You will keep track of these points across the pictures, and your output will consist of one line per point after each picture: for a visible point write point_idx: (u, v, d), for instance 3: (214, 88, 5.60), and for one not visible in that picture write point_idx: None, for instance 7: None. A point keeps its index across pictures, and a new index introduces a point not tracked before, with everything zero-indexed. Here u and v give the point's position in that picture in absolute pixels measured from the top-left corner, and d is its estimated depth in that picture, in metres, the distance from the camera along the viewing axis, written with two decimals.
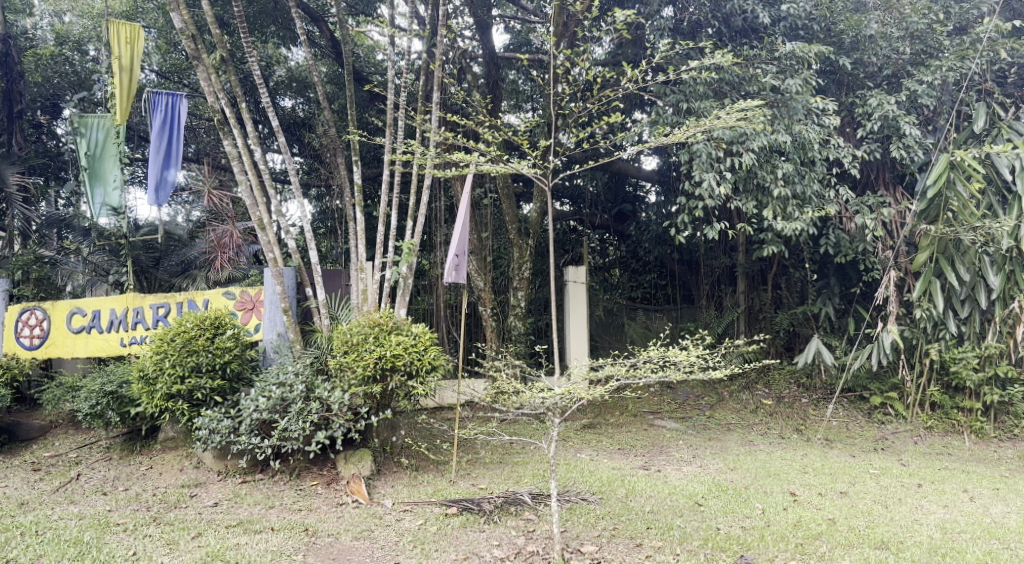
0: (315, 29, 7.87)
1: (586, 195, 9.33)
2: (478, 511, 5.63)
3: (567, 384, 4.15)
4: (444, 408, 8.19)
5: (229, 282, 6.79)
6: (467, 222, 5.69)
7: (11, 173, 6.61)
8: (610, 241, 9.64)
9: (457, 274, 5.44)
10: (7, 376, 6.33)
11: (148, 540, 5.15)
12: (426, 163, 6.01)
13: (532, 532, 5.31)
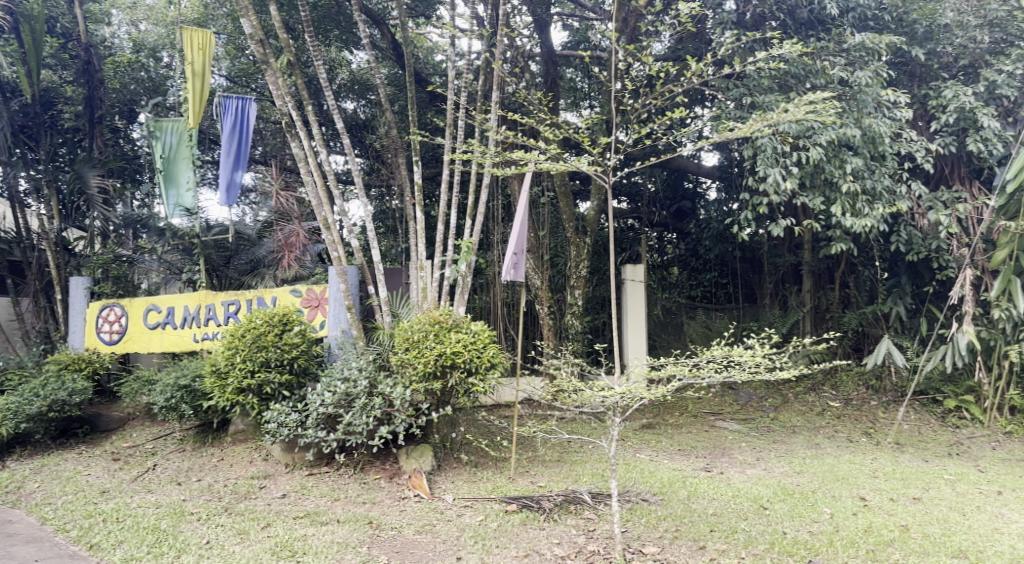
0: (376, 32, 8.03)
1: (644, 193, 9.23)
2: (538, 509, 5.64)
3: (627, 384, 4.13)
4: (502, 406, 8.22)
5: (295, 279, 6.98)
6: (526, 220, 5.73)
7: (93, 175, 6.83)
8: (668, 239, 9.48)
9: (515, 273, 5.62)
10: (88, 370, 6.77)
11: (220, 529, 5.33)
12: (487, 160, 6.03)
13: (592, 531, 5.29)
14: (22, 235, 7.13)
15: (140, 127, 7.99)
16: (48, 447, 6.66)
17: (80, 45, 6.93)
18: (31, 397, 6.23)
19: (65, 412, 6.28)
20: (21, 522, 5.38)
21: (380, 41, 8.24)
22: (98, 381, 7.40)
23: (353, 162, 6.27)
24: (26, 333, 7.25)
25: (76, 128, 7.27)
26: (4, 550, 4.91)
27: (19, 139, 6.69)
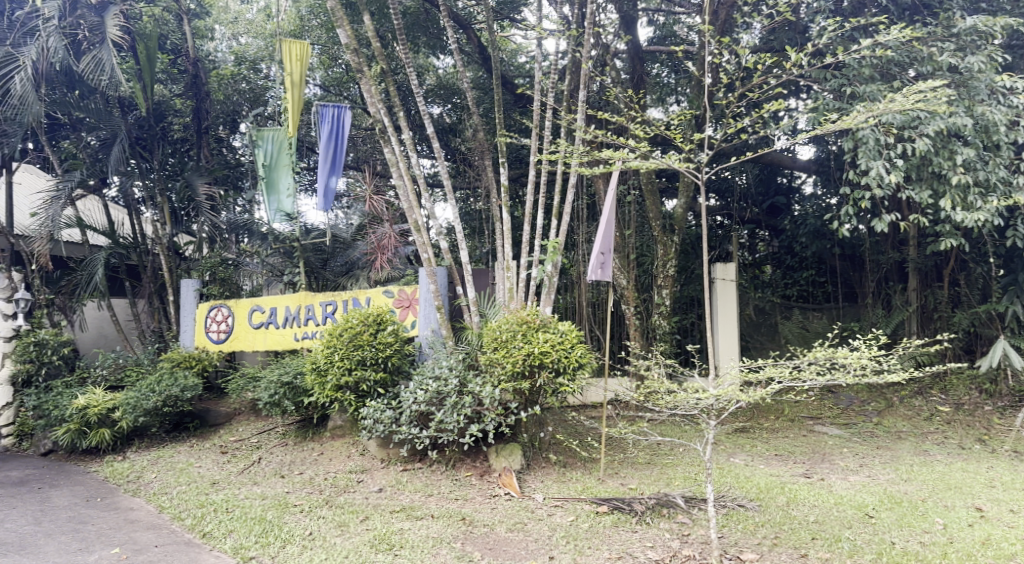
0: (463, 36, 8.17)
1: (736, 189, 9.18)
2: (629, 512, 5.57)
3: (722, 387, 4.02)
4: (589, 405, 8.20)
5: (388, 280, 7.20)
6: (613, 219, 5.69)
7: (201, 183, 7.16)
8: (760, 236, 9.52)
9: (602, 273, 5.58)
10: (198, 367, 7.14)
11: (322, 521, 5.52)
12: (575, 159, 5.96)
13: (687, 536, 5.19)
14: (138, 240, 7.50)
15: (242, 136, 8.49)
16: (163, 439, 7.04)
17: (189, 60, 7.29)
18: (148, 392, 6.59)
19: (178, 407, 6.62)
20: (142, 509, 5.73)
21: (466, 44, 8.37)
22: (208, 377, 7.83)
23: (441, 165, 6.28)
24: (143, 332, 7.74)
25: (184, 139, 7.75)
26: (127, 534, 5.24)
27: (137, 151, 6.95)
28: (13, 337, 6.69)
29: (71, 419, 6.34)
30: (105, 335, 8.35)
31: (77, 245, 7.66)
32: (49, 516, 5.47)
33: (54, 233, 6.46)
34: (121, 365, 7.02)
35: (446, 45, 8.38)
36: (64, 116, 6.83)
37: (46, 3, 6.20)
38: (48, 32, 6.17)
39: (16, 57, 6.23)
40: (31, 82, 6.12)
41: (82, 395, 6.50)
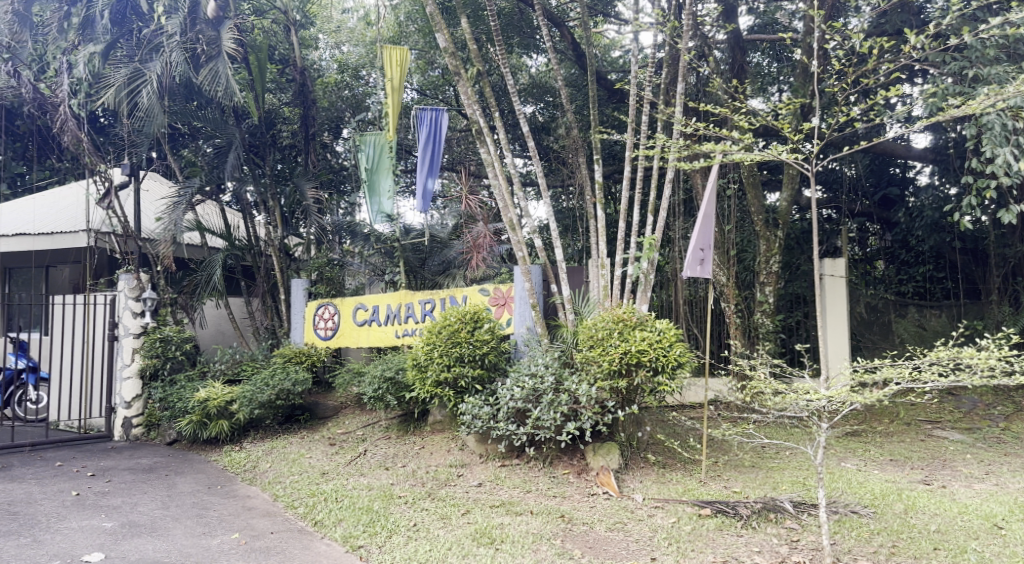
0: (557, 34, 8.28)
1: (845, 180, 8.81)
2: (734, 515, 5.41)
3: (834, 387, 3.68)
4: (688, 405, 8.05)
5: (483, 279, 7.33)
6: (713, 214, 5.52)
7: (309, 187, 7.37)
8: (872, 229, 9.13)
9: (700, 269, 5.48)
10: (308, 362, 7.45)
11: (426, 513, 5.66)
12: (671, 154, 5.83)
13: (796, 541, 4.96)
14: (252, 242, 7.92)
15: (344, 141, 8.80)
16: (277, 431, 7.40)
17: (297, 69, 7.55)
18: (262, 386, 6.91)
19: (290, 401, 6.93)
20: (259, 497, 6.05)
21: (558, 43, 8.42)
22: (317, 372, 8.18)
23: (534, 164, 6.22)
24: (256, 329, 8.15)
25: (292, 145, 8.05)
26: (246, 520, 5.54)
27: (250, 159, 7.29)
28: (141, 334, 7.07)
29: (193, 411, 6.73)
30: (223, 332, 8.73)
31: (198, 247, 8.06)
32: (176, 501, 5.84)
33: (177, 236, 6.78)
34: (238, 360, 7.40)
35: (539, 44, 8.48)
36: (183, 125, 7.24)
37: (169, 21, 6.50)
38: (170, 47, 6.45)
39: (144, 72, 6.52)
40: (157, 96, 6.43)
41: (203, 388, 6.88)
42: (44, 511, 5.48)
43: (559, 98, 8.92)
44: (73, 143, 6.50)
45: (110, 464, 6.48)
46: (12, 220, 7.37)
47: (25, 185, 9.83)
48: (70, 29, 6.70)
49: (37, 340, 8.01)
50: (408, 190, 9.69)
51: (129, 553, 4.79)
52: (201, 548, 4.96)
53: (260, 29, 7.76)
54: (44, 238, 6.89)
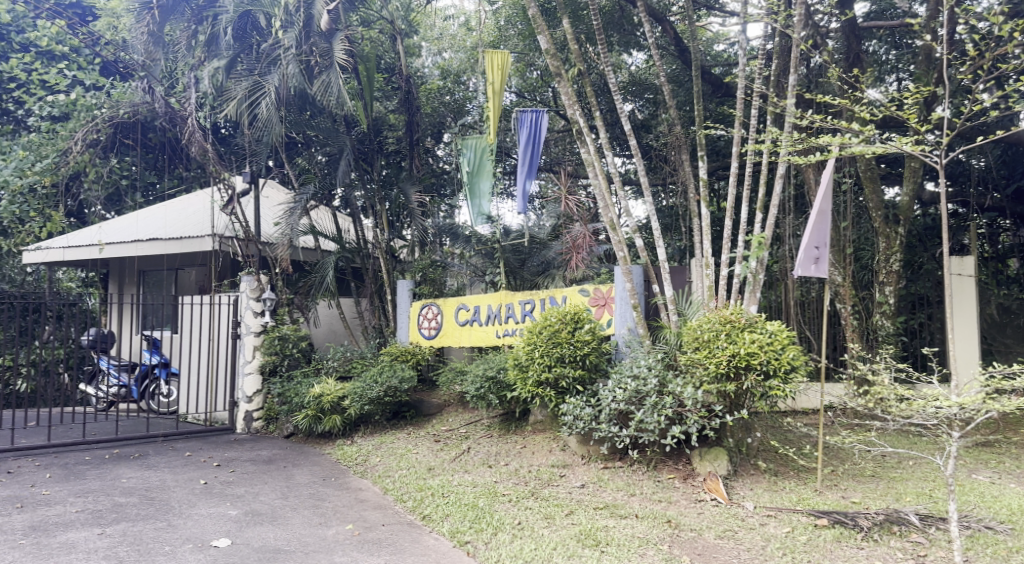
0: (658, 30, 8.26)
1: (973, 173, 8.47)
2: (854, 527, 5.11)
3: (970, 394, 3.42)
4: (801, 411, 7.74)
5: (583, 280, 7.25)
6: (829, 210, 5.30)
7: (414, 191, 7.60)
8: (1004, 225, 8.67)
9: (814, 269, 5.32)
10: (413, 361, 7.67)
11: (530, 511, 5.68)
12: (782, 147, 5.63)
13: (925, 557, 4.63)
14: (361, 244, 8.04)
15: (446, 146, 9.06)
16: (385, 427, 7.65)
17: (403, 77, 7.80)
18: (371, 383, 7.23)
19: (397, 397, 7.20)
20: (370, 490, 6.26)
21: (662, 39, 8.42)
22: (422, 370, 8.39)
23: (637, 163, 6.12)
24: (365, 328, 8.42)
25: (398, 151, 8.31)
26: (359, 512, 5.73)
27: (360, 165, 7.61)
28: (261, 332, 7.46)
29: (309, 405, 7.06)
30: (334, 331, 8.88)
31: (311, 250, 8.30)
32: (293, 492, 6.13)
33: (293, 240, 7.12)
34: (348, 358, 7.68)
35: (640, 41, 8.51)
36: (298, 134, 7.61)
37: (286, 35, 6.80)
38: (287, 60, 6.77)
39: (262, 85, 6.87)
40: (275, 107, 6.77)
41: (317, 384, 7.19)
42: (177, 497, 5.88)
43: (661, 94, 8.84)
44: (200, 153, 6.82)
45: (233, 455, 6.87)
46: (144, 226, 7.89)
47: (156, 194, 10.52)
48: (197, 46, 7.22)
49: (167, 337, 8.58)
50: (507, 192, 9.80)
51: (253, 540, 5.04)
52: (317, 537, 5.16)
53: (367, 38, 7.96)
54: (174, 242, 7.30)
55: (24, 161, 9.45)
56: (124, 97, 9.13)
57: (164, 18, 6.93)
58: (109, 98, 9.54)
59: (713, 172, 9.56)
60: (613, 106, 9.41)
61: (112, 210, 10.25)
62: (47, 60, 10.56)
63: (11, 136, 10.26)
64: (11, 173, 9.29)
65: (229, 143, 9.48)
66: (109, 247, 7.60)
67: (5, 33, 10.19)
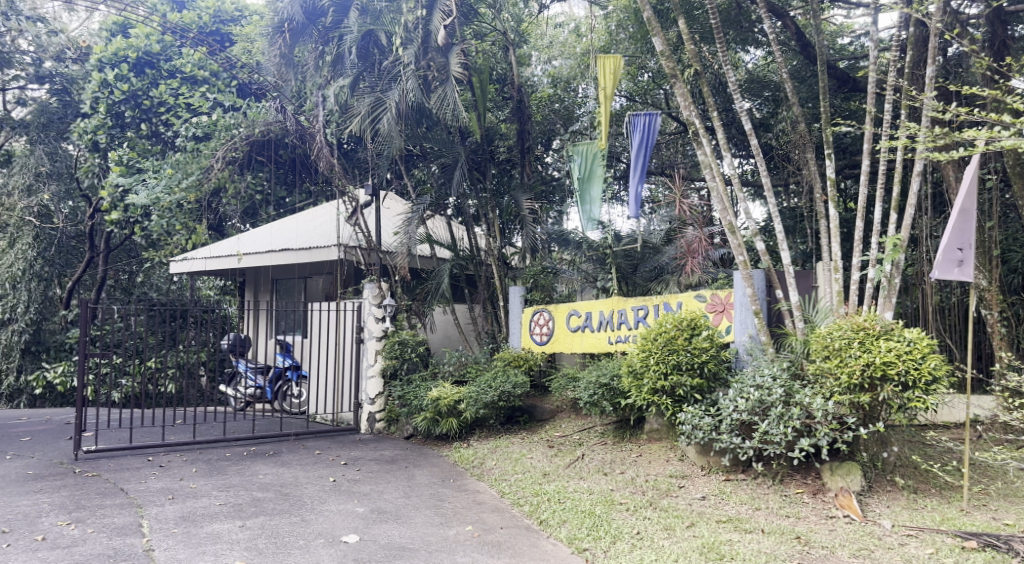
0: (779, 25, 8.15)
1: None
2: (1007, 551, 4.64)
3: None
4: (942, 424, 7.31)
5: (699, 285, 7.08)
6: (973, 209, 5.01)
7: (525, 198, 7.73)
8: None
9: (962, 272, 5.04)
10: (525, 366, 7.76)
11: (649, 522, 5.54)
12: (921, 143, 5.35)
13: None
14: (474, 252, 8.27)
15: (554, 152, 9.19)
16: (499, 431, 7.77)
17: (515, 86, 8.01)
18: (486, 388, 7.32)
19: (511, 402, 7.27)
20: (487, 492, 6.37)
21: (781, 34, 8.32)
22: (534, 375, 8.46)
23: (759, 163, 5.86)
24: (479, 334, 8.61)
25: (509, 160, 8.50)
26: (478, 514, 5.81)
27: (473, 174, 7.85)
28: (382, 337, 7.79)
29: (428, 408, 7.32)
30: (449, 336, 9.10)
31: (428, 258, 8.56)
32: (415, 492, 6.31)
33: (410, 248, 7.47)
34: (463, 363, 7.87)
35: (758, 37, 8.44)
36: (416, 147, 7.97)
37: (406, 52, 7.05)
38: (407, 76, 7.01)
39: (384, 101, 7.14)
40: (395, 121, 7.02)
41: (434, 388, 7.43)
42: (309, 493, 6.19)
43: (780, 92, 8.63)
44: (328, 168, 7.37)
45: (358, 454, 7.18)
46: (276, 237, 8.41)
47: (288, 207, 11.33)
48: (324, 66, 7.65)
49: (297, 341, 9.14)
50: (618, 196, 9.88)
51: (380, 537, 5.21)
52: (440, 537, 5.27)
53: (481, 51, 8.03)
54: (304, 252, 7.72)
55: (172, 179, 9.78)
56: (259, 117, 9.83)
57: (295, 41, 7.57)
58: (245, 118, 10.41)
59: (840, 171, 9.11)
60: (729, 105, 9.28)
61: (248, 222, 11.25)
62: (191, 85, 11.59)
63: (160, 155, 11.47)
64: (162, 191, 9.64)
65: (352, 159, 10.05)
66: (247, 257, 8.15)
67: (155, 62, 11.48)
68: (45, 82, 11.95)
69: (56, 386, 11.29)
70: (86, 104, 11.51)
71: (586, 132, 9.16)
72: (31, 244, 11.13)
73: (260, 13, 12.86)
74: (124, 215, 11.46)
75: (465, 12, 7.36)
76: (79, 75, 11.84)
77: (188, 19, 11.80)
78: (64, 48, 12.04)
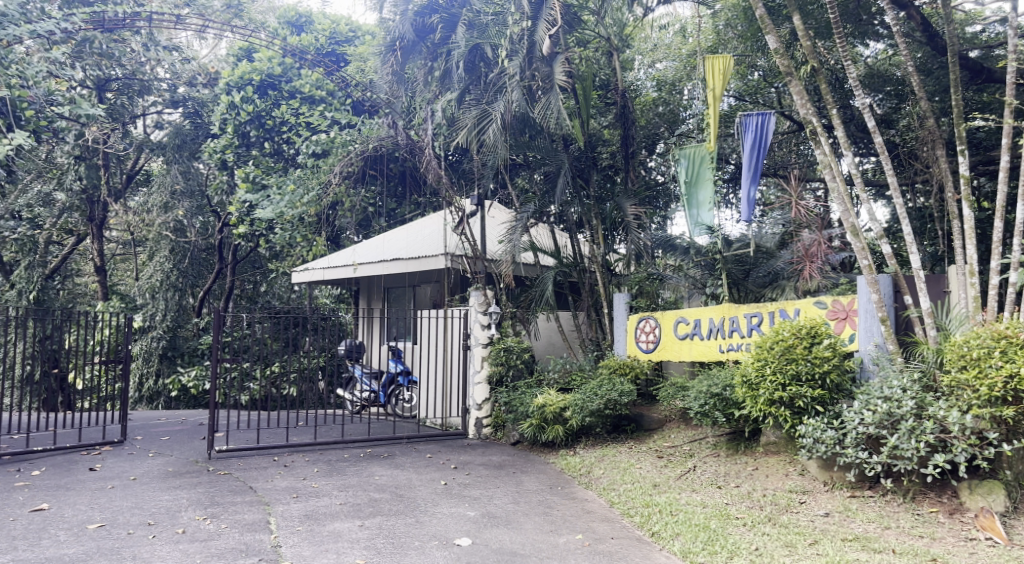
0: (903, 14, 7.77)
1: None
2: None
3: None
4: None
5: (818, 292, 6.85)
6: None
7: (629, 204, 7.64)
8: None
9: None
10: (632, 374, 7.70)
11: (768, 538, 5.16)
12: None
13: None
14: (578, 259, 8.22)
15: (658, 156, 9.57)
16: (606, 439, 7.73)
17: (619, 92, 8.00)
18: (591, 395, 7.30)
19: (618, 410, 7.20)
20: (596, 501, 6.27)
21: (904, 25, 7.82)
22: (641, 384, 8.40)
23: (884, 161, 5.51)
24: (584, 341, 8.60)
25: (613, 165, 8.52)
26: (588, 523, 5.71)
27: (576, 181, 7.88)
28: (488, 344, 7.96)
29: (533, 415, 7.37)
30: (554, 343, 9.17)
31: (532, 265, 8.63)
32: (524, 498, 6.30)
33: (514, 256, 7.56)
34: (568, 370, 7.96)
35: (878, 29, 8.10)
36: (521, 157, 8.08)
37: (512, 63, 7.14)
38: (512, 86, 7.14)
39: (489, 112, 7.29)
40: (500, 132, 7.13)
41: (540, 395, 7.51)
42: (421, 496, 6.31)
43: (904, 86, 8.24)
44: (436, 179, 7.63)
45: (467, 459, 7.31)
46: (387, 247, 8.72)
47: (397, 217, 11.85)
48: (432, 81, 7.97)
49: (408, 346, 9.43)
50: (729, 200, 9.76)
51: (492, 541, 5.21)
52: (550, 544, 5.19)
53: (584, 58, 8.25)
54: (414, 262, 7.97)
55: (294, 194, 10.80)
56: (372, 132, 10.30)
57: (405, 58, 7.90)
58: (359, 133, 11.03)
59: (972, 168, 8.45)
60: (848, 102, 8.81)
61: (362, 233, 11.99)
62: (309, 104, 12.45)
63: (282, 171, 12.46)
64: (286, 205, 10.81)
65: (458, 169, 10.30)
66: (363, 266, 8.51)
67: (276, 84, 12.41)
68: (179, 106, 12.81)
69: (189, 389, 12.09)
70: (215, 125, 12.55)
71: (693, 133, 9.53)
72: (167, 257, 12.02)
73: (372, 33, 13.52)
74: (251, 228, 12.32)
75: (570, 20, 7.38)
76: (209, 98, 12.73)
77: (307, 43, 12.75)
78: (195, 74, 12.82)
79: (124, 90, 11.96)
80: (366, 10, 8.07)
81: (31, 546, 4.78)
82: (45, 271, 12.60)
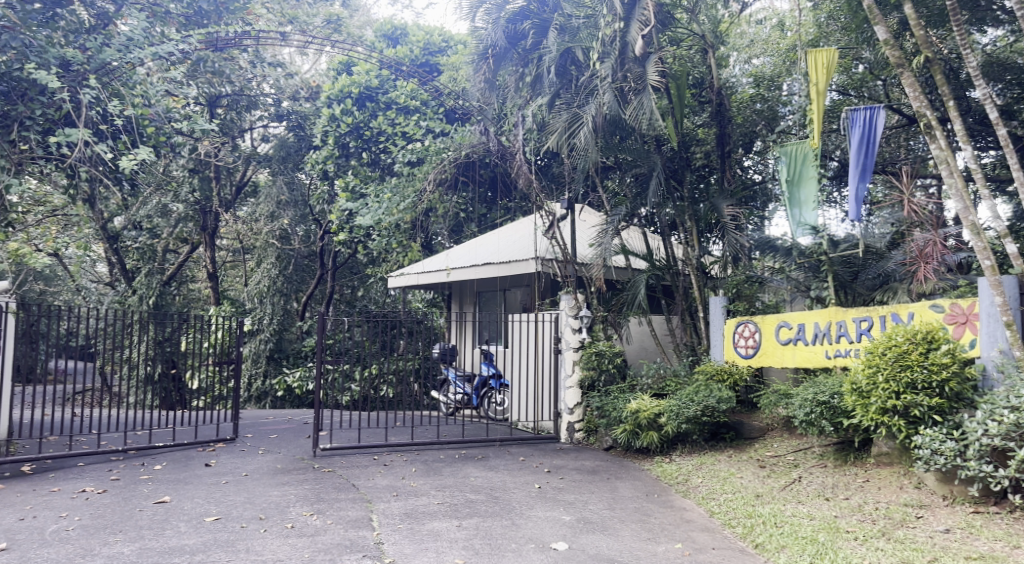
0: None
1: None
2: None
3: None
4: None
5: (934, 295, 6.48)
6: None
7: (726, 205, 7.45)
8: None
9: None
10: (730, 380, 7.44)
11: (883, 553, 4.77)
12: None
13: None
14: (671, 262, 8.22)
15: (754, 156, 9.40)
16: (704, 447, 7.57)
17: (715, 90, 7.77)
18: (688, 401, 7.14)
19: (715, 417, 7.01)
20: (694, 510, 6.09)
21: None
22: (741, 391, 8.24)
23: (1008, 155, 5.17)
24: (679, 346, 8.48)
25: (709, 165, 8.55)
26: (687, 532, 5.55)
27: (670, 182, 7.79)
28: (579, 348, 7.96)
29: (627, 420, 7.30)
30: (646, 347, 9.17)
31: (624, 268, 8.65)
32: (621, 504, 6.21)
33: (606, 258, 7.52)
34: (662, 376, 7.83)
35: (998, 14, 7.60)
36: (612, 160, 8.01)
37: (604, 65, 7.19)
38: (605, 88, 7.09)
39: (580, 115, 7.29)
40: (592, 134, 7.12)
41: (633, 400, 7.43)
42: (517, 498, 6.36)
43: None
44: (527, 184, 7.69)
45: (561, 463, 7.33)
46: (479, 251, 8.90)
47: (489, 222, 12.11)
48: (523, 86, 8.11)
49: (501, 350, 9.61)
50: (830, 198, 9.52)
51: (589, 547, 5.12)
52: (650, 552, 5.05)
53: (678, 56, 8.14)
54: (505, 265, 8.10)
55: (391, 202, 11.26)
56: (466, 140, 10.58)
57: (497, 64, 8.04)
58: (453, 141, 11.40)
59: None
60: (964, 92, 8.34)
61: (454, 239, 12.31)
62: (404, 114, 12.85)
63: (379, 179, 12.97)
64: (383, 213, 11.24)
65: (548, 173, 10.62)
66: (455, 271, 8.67)
67: (375, 96, 12.90)
68: (283, 120, 13.50)
69: (294, 389, 12.59)
70: (316, 137, 13.20)
71: (793, 129, 8.88)
72: (273, 264, 12.75)
73: (464, 42, 13.82)
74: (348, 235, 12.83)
75: (663, 19, 7.31)
76: (311, 112, 13.44)
77: (402, 54, 13.20)
78: (298, 89, 13.41)
79: (233, 105, 12.55)
80: (459, 19, 8.24)
81: (156, 535, 5.09)
82: (163, 277, 13.55)
